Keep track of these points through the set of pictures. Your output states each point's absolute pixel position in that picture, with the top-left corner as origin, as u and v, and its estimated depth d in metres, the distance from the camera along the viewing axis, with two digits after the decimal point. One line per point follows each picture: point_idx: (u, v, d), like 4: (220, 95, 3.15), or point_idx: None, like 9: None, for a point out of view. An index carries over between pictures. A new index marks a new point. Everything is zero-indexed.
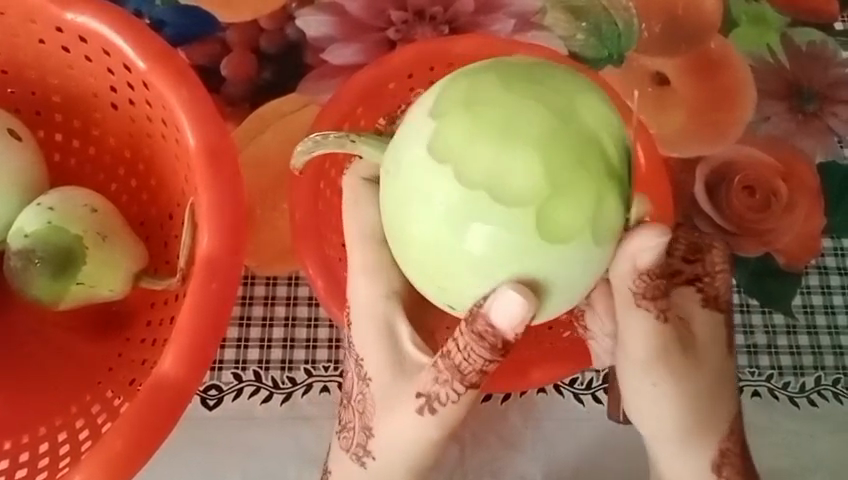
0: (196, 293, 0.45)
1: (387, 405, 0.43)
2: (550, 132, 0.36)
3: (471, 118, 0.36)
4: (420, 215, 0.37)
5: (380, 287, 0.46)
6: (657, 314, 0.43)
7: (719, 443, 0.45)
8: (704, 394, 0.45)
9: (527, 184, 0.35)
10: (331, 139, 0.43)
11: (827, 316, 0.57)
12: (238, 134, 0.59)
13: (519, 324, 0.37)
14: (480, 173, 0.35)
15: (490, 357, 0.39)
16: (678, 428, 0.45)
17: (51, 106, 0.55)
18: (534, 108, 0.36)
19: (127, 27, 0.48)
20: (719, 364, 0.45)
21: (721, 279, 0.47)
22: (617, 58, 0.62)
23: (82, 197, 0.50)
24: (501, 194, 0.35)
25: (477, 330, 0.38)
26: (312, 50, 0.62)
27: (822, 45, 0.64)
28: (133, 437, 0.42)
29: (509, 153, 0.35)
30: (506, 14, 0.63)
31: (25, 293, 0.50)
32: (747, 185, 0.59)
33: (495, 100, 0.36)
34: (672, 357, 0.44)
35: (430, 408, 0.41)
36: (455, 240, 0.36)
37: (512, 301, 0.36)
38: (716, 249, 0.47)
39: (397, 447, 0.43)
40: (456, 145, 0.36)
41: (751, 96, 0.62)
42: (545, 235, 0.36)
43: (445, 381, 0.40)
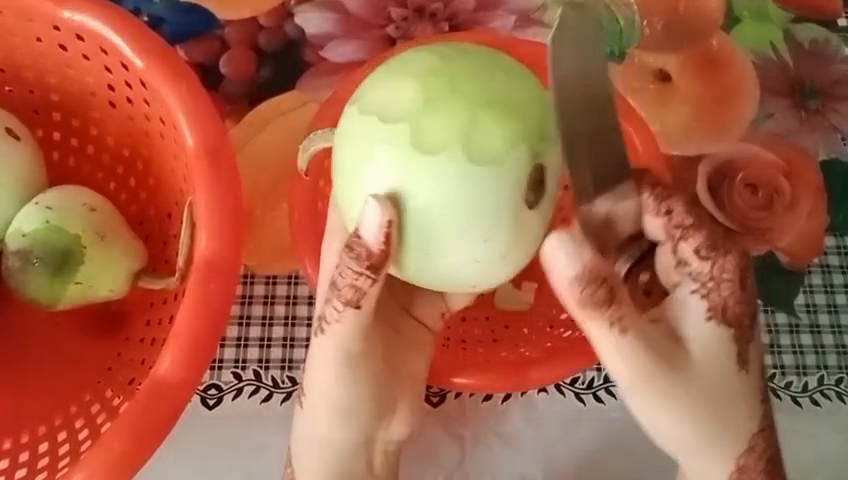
0: (193, 294, 0.44)
1: (308, 341, 0.45)
2: (436, 67, 0.39)
3: (383, 70, 0.41)
4: (339, 151, 0.41)
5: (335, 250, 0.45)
6: (613, 326, 0.38)
7: (737, 457, 0.42)
8: (709, 408, 0.41)
9: (406, 105, 0.38)
10: (320, 135, 0.45)
11: (830, 315, 0.57)
12: (238, 131, 0.59)
13: (381, 235, 0.38)
14: (374, 102, 0.39)
15: (359, 271, 0.40)
16: (686, 442, 0.42)
17: (49, 106, 0.54)
18: (429, 54, 0.40)
19: (125, 26, 0.48)
20: (722, 379, 0.41)
21: (729, 287, 0.41)
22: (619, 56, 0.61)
23: (80, 196, 0.50)
24: (385, 114, 0.39)
25: (354, 253, 0.39)
26: (311, 47, 0.61)
27: (825, 42, 0.64)
28: (134, 436, 0.42)
29: (397, 84, 0.39)
30: (506, 11, 0.63)
31: (23, 293, 0.50)
32: (748, 183, 0.57)
33: (408, 55, 0.41)
34: (665, 370, 0.40)
35: (322, 328, 0.43)
36: (357, 165, 0.39)
37: (373, 215, 0.38)
38: (733, 256, 0.41)
39: (323, 387, 0.45)
40: (368, 89, 0.40)
41: (754, 92, 0.62)
42: (418, 146, 0.38)
43: (329, 299, 0.42)
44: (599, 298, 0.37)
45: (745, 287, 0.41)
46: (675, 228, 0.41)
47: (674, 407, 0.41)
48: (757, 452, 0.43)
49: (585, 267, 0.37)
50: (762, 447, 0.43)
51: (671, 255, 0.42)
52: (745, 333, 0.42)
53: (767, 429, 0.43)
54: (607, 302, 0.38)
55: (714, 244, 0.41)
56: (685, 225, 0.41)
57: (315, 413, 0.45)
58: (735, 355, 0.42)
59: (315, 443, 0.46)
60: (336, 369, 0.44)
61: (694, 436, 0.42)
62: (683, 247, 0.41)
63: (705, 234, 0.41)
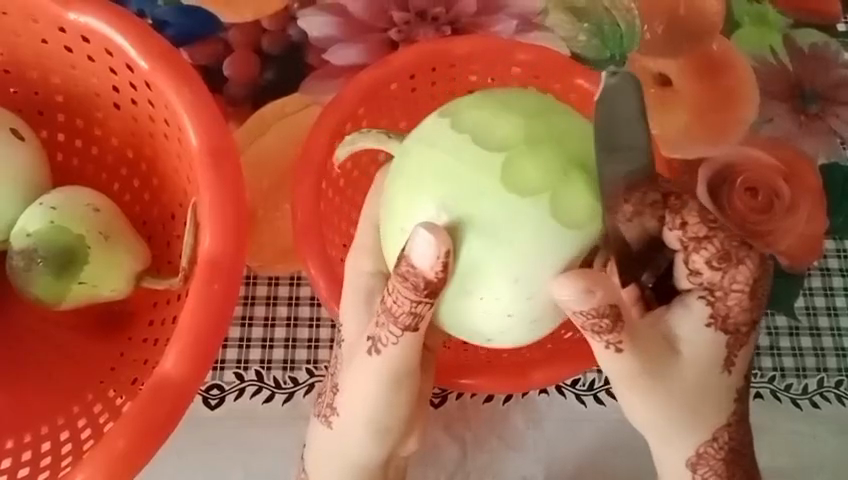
0: (198, 294, 0.45)
1: (350, 357, 0.45)
2: (536, 112, 0.40)
3: (479, 97, 0.41)
4: (414, 157, 0.41)
5: (368, 263, 0.46)
6: (610, 346, 0.39)
7: (698, 445, 0.43)
8: (687, 403, 0.42)
9: (505, 136, 0.39)
10: (371, 133, 0.45)
11: (829, 318, 0.57)
12: (241, 132, 0.60)
13: (436, 264, 0.37)
14: (471, 123, 0.40)
15: (415, 300, 0.39)
16: (659, 428, 0.43)
17: (54, 107, 0.55)
18: (533, 99, 0.41)
19: (129, 28, 0.48)
20: (704, 379, 0.42)
21: (737, 298, 0.41)
22: (619, 59, 0.64)
23: (85, 197, 0.50)
24: (482, 139, 0.39)
25: (402, 275, 0.39)
26: (314, 50, 0.62)
27: (824, 46, 0.64)
28: (138, 436, 0.42)
29: (498, 114, 0.40)
30: (507, 15, 0.64)
31: (26, 293, 0.50)
32: (750, 187, 0.54)
33: (506, 93, 0.42)
34: (653, 362, 0.41)
35: (377, 350, 0.42)
36: (437, 175, 0.39)
37: (425, 242, 0.37)
38: (744, 265, 0.40)
39: (364, 407, 0.44)
40: (460, 109, 0.41)
41: (754, 97, 0.62)
42: (507, 184, 0.38)
43: (384, 324, 0.42)
44: (602, 328, 0.38)
45: (755, 296, 0.41)
46: (690, 240, 0.41)
47: (653, 395, 0.41)
48: (721, 445, 0.43)
49: (592, 304, 0.37)
50: (725, 440, 0.43)
51: (684, 265, 0.41)
52: (741, 340, 0.42)
53: (733, 426, 0.44)
54: (610, 330, 0.38)
55: (728, 255, 0.40)
56: (699, 237, 0.40)
57: (351, 431, 0.45)
58: (724, 358, 0.42)
59: (325, 444, 0.47)
60: (376, 388, 0.43)
61: (667, 423, 0.42)
62: (694, 258, 0.41)
63: (718, 245, 0.40)
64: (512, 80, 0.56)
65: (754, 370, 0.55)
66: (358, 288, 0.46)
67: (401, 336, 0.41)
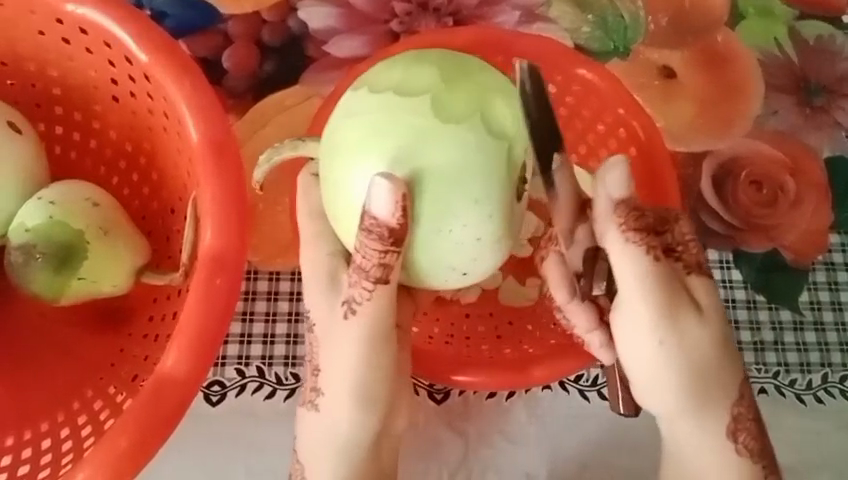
0: (199, 288, 0.44)
1: (326, 331, 0.44)
2: (443, 58, 0.41)
3: (386, 63, 0.42)
4: (337, 130, 0.41)
5: (325, 246, 0.45)
6: (650, 252, 0.40)
7: (731, 406, 0.41)
8: (712, 353, 0.41)
9: (427, 80, 0.40)
10: (286, 144, 0.44)
11: (834, 312, 0.57)
12: (242, 125, 0.59)
13: (397, 209, 0.38)
14: (389, 81, 0.40)
15: (382, 249, 0.40)
16: (693, 396, 0.41)
17: (52, 100, 0.54)
18: (436, 51, 0.42)
19: (129, 19, 0.47)
20: (723, 326, 0.41)
21: (695, 245, 0.42)
22: (623, 51, 0.62)
23: (84, 191, 0.50)
24: (404, 90, 0.40)
25: (367, 228, 0.39)
26: (314, 42, 0.61)
27: (830, 39, 0.63)
28: (140, 434, 0.42)
29: (413, 68, 0.41)
30: (510, 6, 0.62)
31: (25, 289, 0.50)
32: (753, 180, 0.58)
33: (408, 55, 0.43)
34: (673, 315, 0.40)
35: (352, 312, 0.42)
36: (370, 133, 0.39)
37: (381, 186, 0.38)
38: (683, 219, 0.42)
39: (344, 375, 0.43)
40: (370, 77, 0.41)
41: (759, 87, 0.61)
42: (439, 114, 0.39)
43: (356, 282, 0.42)
44: (646, 224, 0.41)
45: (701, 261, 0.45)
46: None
47: (680, 351, 0.40)
48: (747, 403, 0.42)
49: (630, 191, 0.41)
50: (751, 399, 0.42)
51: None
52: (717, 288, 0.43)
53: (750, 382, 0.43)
54: (647, 232, 0.40)
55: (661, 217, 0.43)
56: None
57: (336, 406, 0.43)
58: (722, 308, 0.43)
59: (309, 430, 0.45)
60: (349, 354, 0.42)
61: (696, 391, 0.41)
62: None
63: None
64: None
65: (758, 366, 0.55)
66: (315, 269, 0.45)
67: (375, 289, 0.41)
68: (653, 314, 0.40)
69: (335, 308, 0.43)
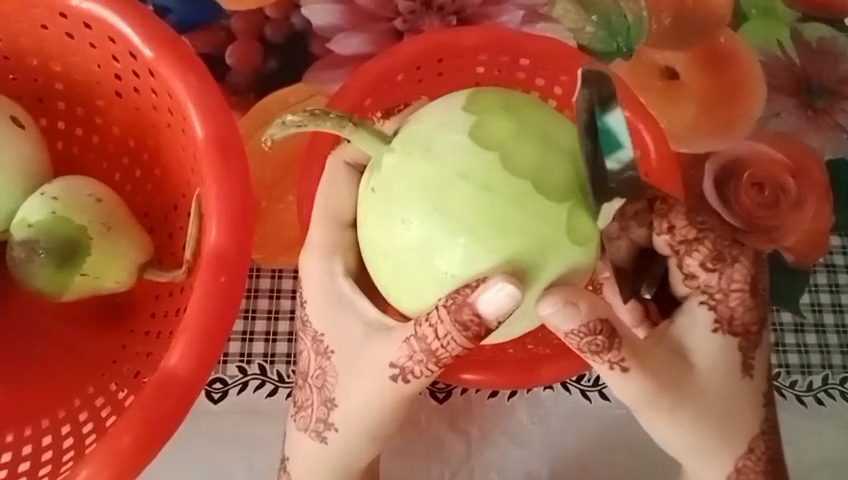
0: (203, 285, 0.44)
1: (352, 369, 0.44)
2: (573, 153, 0.41)
3: (514, 123, 0.41)
4: (457, 197, 0.39)
5: (337, 265, 0.46)
6: (613, 366, 0.40)
7: (738, 459, 0.44)
8: (713, 414, 0.43)
9: (563, 183, 0.40)
10: (332, 117, 0.41)
11: (835, 314, 0.57)
12: (245, 122, 0.59)
13: (503, 314, 0.38)
14: (528, 167, 0.40)
15: (469, 344, 0.39)
16: (692, 449, 0.44)
17: (55, 95, 0.54)
18: (562, 127, 0.42)
19: (133, 14, 0.47)
20: (728, 387, 0.43)
21: (738, 297, 0.44)
22: (626, 51, 0.62)
23: (86, 187, 0.50)
24: (544, 189, 0.40)
25: (461, 320, 0.38)
26: (318, 39, 0.61)
27: (832, 41, 0.63)
28: (142, 432, 0.41)
29: (552, 159, 0.40)
30: (513, 5, 0.62)
31: (27, 285, 0.50)
32: (756, 181, 0.58)
33: (528, 115, 0.42)
34: (675, 396, 0.42)
35: (405, 378, 0.42)
36: (502, 227, 0.39)
37: (501, 290, 0.37)
38: (739, 265, 0.44)
39: (362, 415, 0.44)
40: (500, 141, 0.40)
41: (761, 90, 0.62)
42: (570, 233, 0.40)
43: (420, 360, 0.41)
44: (598, 345, 0.39)
45: (754, 295, 0.44)
46: (679, 242, 0.45)
47: (681, 417, 0.42)
48: (758, 455, 0.44)
49: (581, 320, 0.38)
50: (762, 450, 0.44)
51: (679, 269, 0.45)
52: (752, 340, 0.44)
53: (767, 434, 0.44)
54: (606, 350, 0.40)
55: (720, 255, 0.44)
56: (690, 239, 0.45)
57: (351, 438, 0.45)
58: (741, 363, 0.43)
59: (310, 455, 0.46)
60: (371, 403, 0.44)
61: (698, 447, 0.43)
62: (689, 261, 0.45)
63: (710, 246, 0.45)
64: (520, 72, 0.55)
65: None
66: (322, 288, 0.46)
67: (436, 371, 0.41)
68: (644, 403, 0.42)
69: (379, 362, 0.43)
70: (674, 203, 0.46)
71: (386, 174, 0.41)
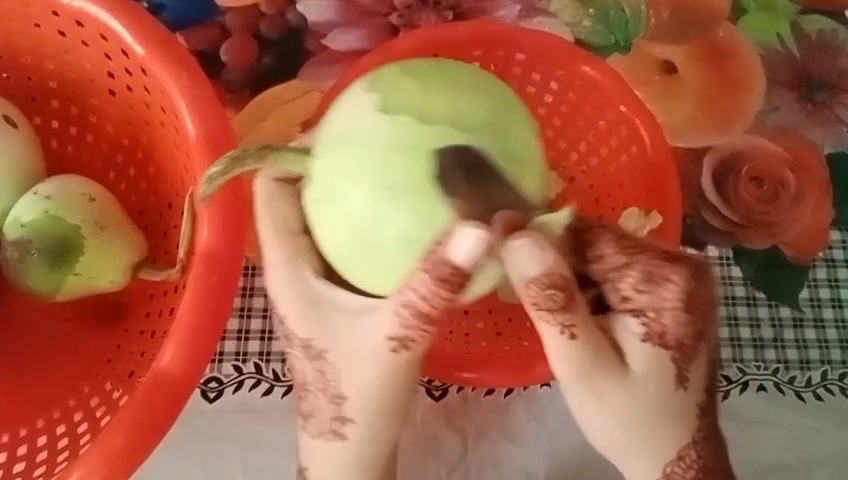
0: (194, 286, 0.44)
1: (350, 354, 0.43)
2: (488, 88, 0.41)
3: (419, 83, 0.40)
4: (387, 165, 0.39)
5: (304, 268, 0.45)
6: (565, 331, 0.39)
7: (664, 465, 0.42)
8: (645, 411, 0.41)
9: (482, 116, 0.39)
10: (251, 153, 0.42)
11: (834, 309, 0.56)
12: (239, 121, 0.58)
13: (478, 259, 0.38)
14: (444, 114, 0.39)
15: (453, 297, 0.39)
16: (620, 448, 0.42)
17: (49, 93, 0.54)
18: (467, 68, 0.41)
19: (125, 12, 0.47)
20: (661, 393, 0.41)
21: (671, 313, 0.41)
22: (624, 45, 0.62)
23: (80, 186, 0.49)
24: (466, 126, 0.39)
25: (441, 276, 0.38)
26: (313, 35, 0.61)
27: (832, 34, 0.63)
28: (133, 432, 0.41)
29: (465, 98, 0.40)
30: (510, 0, 0.62)
31: (21, 285, 0.49)
32: (755, 175, 0.58)
33: (430, 68, 0.41)
34: (604, 380, 0.40)
35: (405, 347, 0.42)
36: (439, 178, 0.39)
37: (468, 236, 0.37)
38: (672, 283, 0.40)
39: (366, 398, 0.43)
40: (410, 102, 0.40)
41: (761, 84, 0.61)
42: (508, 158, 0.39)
43: (413, 325, 0.41)
44: (555, 302, 0.39)
45: (690, 310, 0.41)
46: (610, 270, 0.42)
47: (611, 412, 0.41)
48: (688, 463, 0.42)
49: (544, 266, 0.38)
50: (693, 459, 0.42)
51: (613, 292, 0.42)
52: (687, 352, 0.41)
53: (700, 443, 0.42)
54: (560, 310, 0.39)
55: (650, 276, 0.41)
56: (619, 265, 0.42)
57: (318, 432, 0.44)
58: (673, 374, 0.41)
59: (329, 457, 0.44)
60: (378, 381, 0.42)
61: (630, 445, 0.42)
62: (621, 285, 0.42)
63: (640, 270, 0.41)
64: (516, 67, 0.55)
65: (758, 363, 0.54)
66: (296, 295, 0.44)
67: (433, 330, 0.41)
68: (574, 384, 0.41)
69: (375, 338, 0.42)
70: (602, 229, 0.43)
71: (320, 181, 0.41)
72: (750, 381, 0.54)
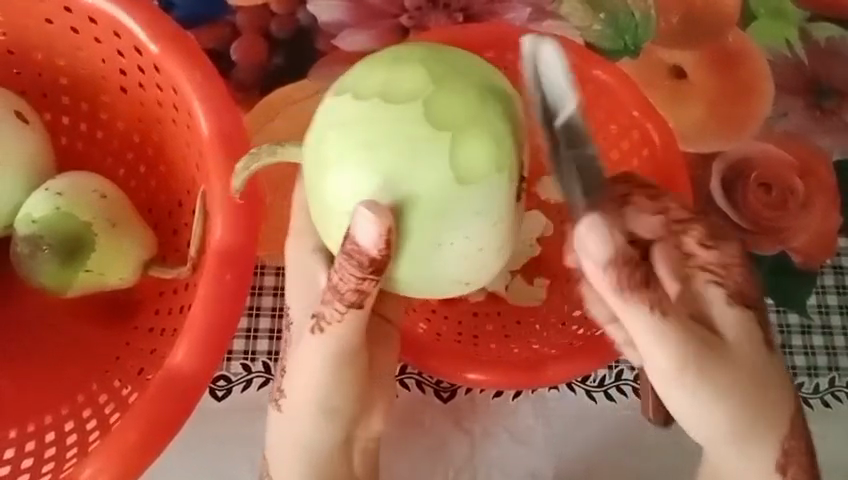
0: (208, 284, 0.44)
1: (299, 333, 0.42)
2: (437, 56, 0.38)
3: (364, 64, 0.39)
4: (329, 145, 0.37)
5: (309, 241, 0.44)
6: (653, 312, 0.36)
7: (782, 441, 0.40)
8: (756, 387, 0.38)
9: (412, 82, 0.37)
10: (263, 149, 0.41)
11: (842, 316, 0.56)
12: (249, 119, 0.58)
13: (382, 240, 0.35)
14: (376, 87, 0.37)
15: (362, 277, 0.37)
16: (736, 431, 0.38)
17: (59, 90, 0.53)
18: (419, 43, 0.39)
19: (139, 9, 0.47)
20: (762, 361, 0.39)
21: (741, 271, 0.41)
22: (633, 49, 0.62)
23: (90, 183, 0.49)
24: (392, 95, 0.37)
25: (345, 252, 0.36)
26: (324, 35, 0.60)
27: (841, 41, 0.63)
28: (148, 430, 0.41)
29: (400, 69, 0.38)
30: (521, 3, 0.62)
31: (30, 281, 0.49)
32: (763, 182, 0.58)
33: (392, 52, 0.39)
34: (719, 360, 0.38)
35: (320, 329, 0.40)
36: (375, 148, 0.36)
37: (365, 217, 0.35)
38: (733, 242, 0.42)
39: (310, 382, 0.42)
40: (352, 81, 0.38)
41: (769, 90, 0.61)
42: (433, 121, 0.36)
43: (329, 301, 0.39)
44: (637, 280, 0.35)
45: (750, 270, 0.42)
46: (674, 227, 0.42)
47: (722, 395, 0.37)
48: (796, 435, 0.40)
49: (618, 251, 0.35)
50: (800, 429, 0.40)
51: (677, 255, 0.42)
52: (763, 313, 0.41)
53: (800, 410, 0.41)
54: (645, 285, 0.36)
55: (713, 233, 0.42)
56: (683, 222, 0.42)
57: (295, 415, 0.43)
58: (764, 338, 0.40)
59: (306, 442, 0.43)
60: (321, 366, 0.41)
61: (742, 431, 0.39)
62: (685, 242, 0.42)
63: (703, 226, 0.42)
64: None
65: None
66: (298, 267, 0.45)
67: (352, 311, 0.39)
68: (683, 374, 0.37)
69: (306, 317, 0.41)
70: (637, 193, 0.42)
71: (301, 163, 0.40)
72: None
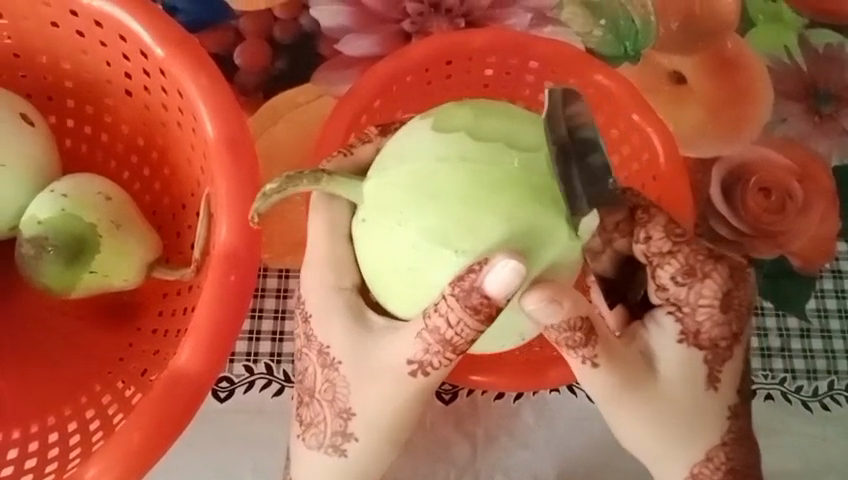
0: (214, 286, 0.44)
1: (365, 375, 0.42)
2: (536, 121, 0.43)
3: (471, 109, 0.43)
4: (435, 174, 0.40)
5: (342, 280, 0.45)
6: (586, 361, 0.40)
7: (693, 465, 0.43)
8: (676, 414, 0.42)
9: (534, 139, 0.42)
10: (307, 175, 0.42)
11: (841, 319, 0.57)
12: (254, 121, 0.59)
13: (512, 293, 0.37)
14: (496, 133, 0.41)
15: (480, 329, 0.38)
16: (652, 448, 0.43)
17: (64, 92, 0.54)
18: (515, 108, 0.44)
19: (142, 12, 0.47)
20: (696, 397, 0.42)
21: (707, 312, 0.42)
22: (634, 55, 0.62)
23: (96, 184, 0.50)
24: (516, 145, 0.41)
25: (471, 305, 0.37)
26: (327, 40, 0.61)
27: (839, 48, 0.63)
28: (154, 429, 0.42)
29: (514, 124, 0.42)
30: (522, 9, 0.62)
31: (34, 282, 0.49)
32: (762, 186, 0.59)
33: (492, 108, 0.43)
34: (636, 400, 0.41)
35: (424, 372, 0.41)
36: (495, 188, 0.39)
37: (505, 267, 0.36)
38: (712, 279, 0.42)
39: (380, 422, 0.43)
40: (466, 123, 0.42)
41: (768, 96, 0.62)
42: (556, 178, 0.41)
43: (437, 352, 0.40)
44: (576, 341, 0.39)
45: (726, 310, 0.42)
46: (654, 255, 0.43)
47: (643, 420, 0.42)
48: (716, 464, 0.43)
49: (563, 316, 0.38)
50: (722, 460, 0.43)
51: (652, 279, 0.43)
52: (720, 355, 0.42)
53: (730, 444, 0.43)
54: (583, 344, 0.39)
55: (692, 270, 0.42)
56: (664, 252, 0.43)
57: (364, 453, 0.43)
58: (705, 375, 0.42)
59: (328, 471, 0.44)
60: (391, 406, 0.42)
61: (659, 448, 0.43)
62: (661, 273, 0.43)
63: (683, 260, 0.43)
64: (528, 74, 0.55)
65: (765, 371, 0.55)
66: (334, 304, 0.44)
67: (455, 359, 0.40)
68: (607, 399, 0.41)
69: (391, 361, 0.41)
70: (656, 212, 0.44)
71: (376, 201, 0.41)
72: (757, 389, 0.54)
